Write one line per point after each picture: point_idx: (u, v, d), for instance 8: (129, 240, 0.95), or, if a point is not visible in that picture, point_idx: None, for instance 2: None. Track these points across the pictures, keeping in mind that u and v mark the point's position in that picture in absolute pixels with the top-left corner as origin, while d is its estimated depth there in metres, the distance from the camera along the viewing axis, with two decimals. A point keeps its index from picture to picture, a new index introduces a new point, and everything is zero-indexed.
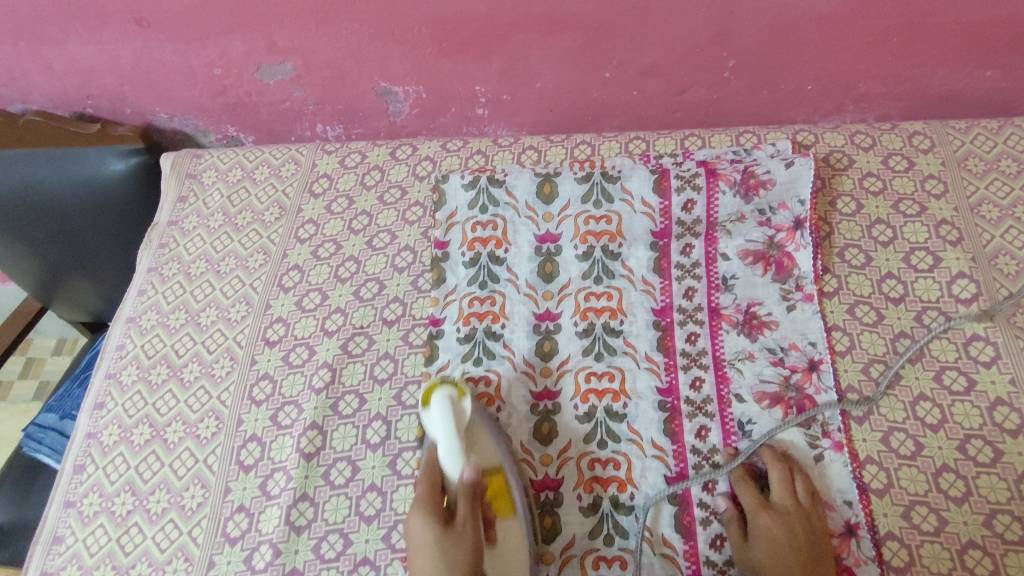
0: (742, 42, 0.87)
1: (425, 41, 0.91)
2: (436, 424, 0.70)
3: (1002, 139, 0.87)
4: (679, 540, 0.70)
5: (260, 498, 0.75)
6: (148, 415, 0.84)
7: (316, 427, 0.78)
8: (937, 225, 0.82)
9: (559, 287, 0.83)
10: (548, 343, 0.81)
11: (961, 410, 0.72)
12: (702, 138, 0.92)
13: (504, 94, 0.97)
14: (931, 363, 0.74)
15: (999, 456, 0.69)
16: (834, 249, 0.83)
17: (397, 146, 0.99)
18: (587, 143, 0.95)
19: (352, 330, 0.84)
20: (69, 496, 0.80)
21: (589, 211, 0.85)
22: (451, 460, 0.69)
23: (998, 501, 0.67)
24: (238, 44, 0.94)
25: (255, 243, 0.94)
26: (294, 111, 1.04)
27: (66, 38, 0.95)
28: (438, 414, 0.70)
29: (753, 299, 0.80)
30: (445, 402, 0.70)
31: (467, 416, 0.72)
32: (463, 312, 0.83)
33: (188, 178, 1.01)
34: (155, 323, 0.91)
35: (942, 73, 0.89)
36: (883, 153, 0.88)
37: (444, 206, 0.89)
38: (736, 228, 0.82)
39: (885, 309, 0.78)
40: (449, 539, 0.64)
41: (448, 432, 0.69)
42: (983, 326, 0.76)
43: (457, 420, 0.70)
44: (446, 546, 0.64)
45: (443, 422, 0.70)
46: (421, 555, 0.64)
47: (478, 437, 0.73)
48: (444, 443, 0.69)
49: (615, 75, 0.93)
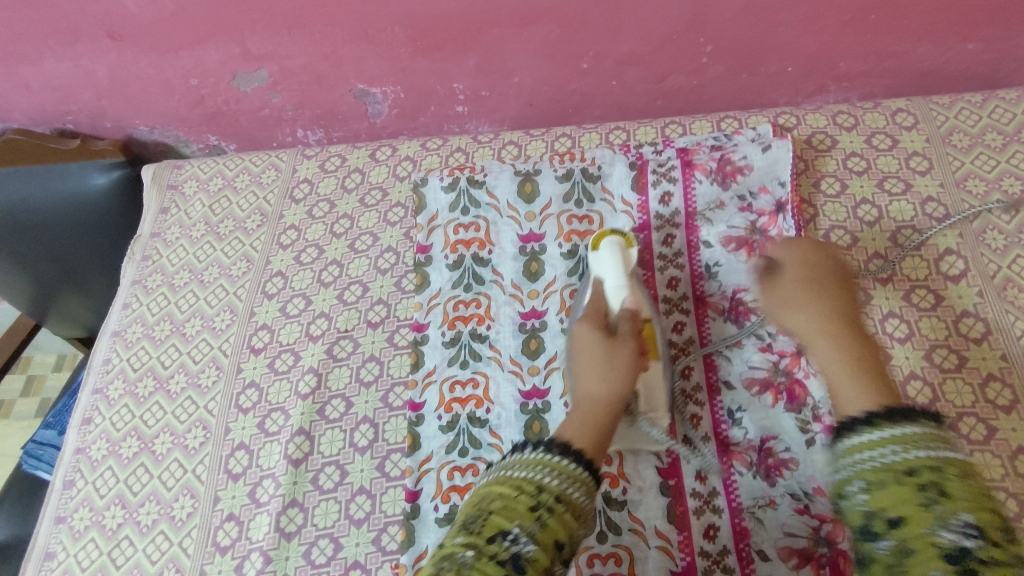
0: (718, 27, 0.86)
1: (399, 41, 0.90)
2: (603, 263, 0.72)
3: (986, 112, 0.86)
4: (674, 532, 0.68)
5: (249, 506, 0.75)
6: (136, 427, 0.83)
7: (303, 432, 0.78)
8: (923, 203, 0.81)
9: (544, 286, 0.82)
10: (535, 340, 0.80)
11: (952, 388, 0.71)
12: (682, 126, 0.91)
13: (482, 91, 0.97)
14: (921, 342, 0.73)
15: (993, 433, 0.68)
16: (819, 232, 0.82)
17: (377, 147, 0.98)
18: (567, 136, 0.94)
19: (337, 334, 0.84)
20: (60, 512, 0.80)
21: (571, 210, 0.85)
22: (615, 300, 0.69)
23: (993, 479, 0.66)
24: (213, 53, 0.93)
25: (238, 251, 0.94)
26: (273, 117, 1.04)
27: (40, 55, 0.95)
28: (606, 258, 0.72)
29: (738, 286, 0.78)
30: (614, 247, 0.72)
31: (632, 261, 0.73)
32: (448, 316, 0.82)
33: (170, 190, 1.01)
34: (140, 336, 0.90)
35: (923, 48, 0.88)
36: (865, 132, 0.87)
37: (424, 209, 0.88)
38: (716, 216, 0.82)
39: (873, 289, 0.77)
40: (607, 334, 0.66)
41: (615, 269, 0.71)
42: (973, 302, 0.74)
43: (625, 264, 0.72)
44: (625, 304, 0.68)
45: (611, 263, 0.71)
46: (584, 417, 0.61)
47: (637, 292, 0.73)
48: (611, 276, 0.71)
49: (592, 66, 0.92)
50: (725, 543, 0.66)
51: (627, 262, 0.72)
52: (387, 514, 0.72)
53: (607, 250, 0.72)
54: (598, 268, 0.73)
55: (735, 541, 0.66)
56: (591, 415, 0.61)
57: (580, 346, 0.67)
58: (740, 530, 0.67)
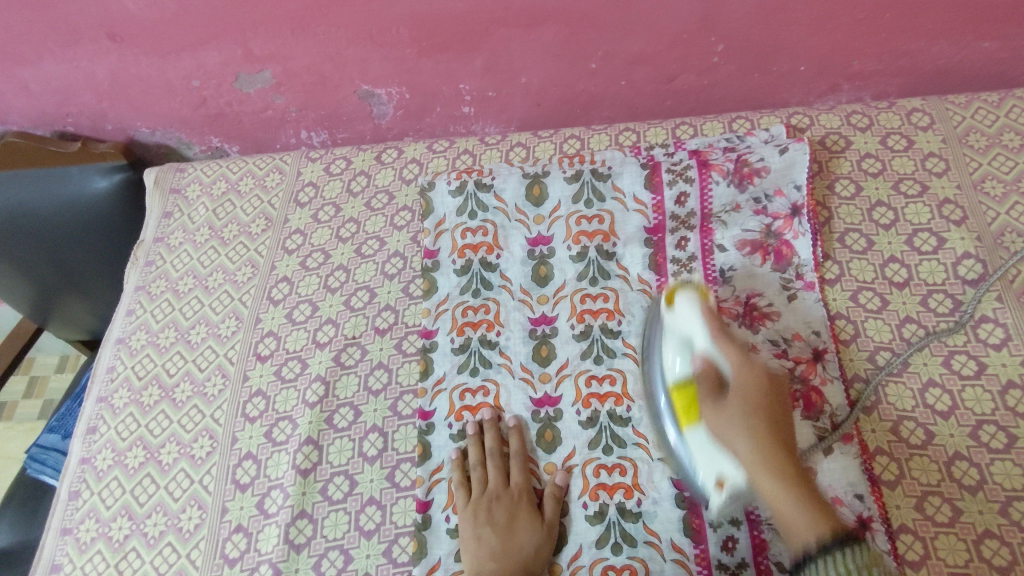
0: (729, 26, 0.84)
1: (404, 41, 0.88)
2: (681, 323, 0.68)
3: (1003, 112, 0.84)
4: (689, 544, 0.66)
5: (257, 518, 0.74)
6: (142, 437, 0.82)
7: (311, 442, 0.77)
8: (940, 205, 0.80)
9: (554, 290, 0.81)
10: (546, 347, 0.78)
11: (972, 395, 0.69)
12: (694, 127, 0.90)
13: (489, 91, 0.95)
14: (939, 348, 0.72)
15: (1014, 442, 0.66)
16: (834, 235, 0.80)
17: (382, 150, 0.97)
18: (576, 137, 0.92)
19: (344, 341, 0.83)
20: (65, 524, 0.79)
21: (580, 211, 0.83)
22: (706, 351, 0.65)
23: (1014, 489, 0.64)
24: (215, 55, 0.92)
25: (243, 256, 0.93)
26: (277, 119, 1.02)
27: (40, 57, 0.93)
28: (687, 313, 0.67)
29: (753, 290, 0.77)
30: (693, 301, 0.67)
31: (711, 312, 0.67)
32: (457, 322, 0.80)
33: (173, 194, 1.00)
34: (145, 343, 0.89)
35: (938, 47, 0.86)
36: (880, 133, 0.86)
37: (432, 213, 0.87)
38: (731, 219, 0.80)
39: (889, 294, 0.76)
40: (750, 406, 0.61)
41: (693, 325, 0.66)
42: (991, 307, 0.73)
43: (700, 314, 0.67)
44: (748, 394, 0.61)
45: (689, 318, 0.67)
46: (778, 497, 0.56)
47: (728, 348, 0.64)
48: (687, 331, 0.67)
49: (601, 66, 0.90)
50: (744, 555, 0.65)
51: (708, 317, 0.66)
52: (398, 525, 0.71)
53: (684, 306, 0.68)
54: (677, 329, 0.68)
55: (754, 553, 0.65)
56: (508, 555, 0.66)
57: (718, 432, 0.61)
58: (759, 543, 0.65)
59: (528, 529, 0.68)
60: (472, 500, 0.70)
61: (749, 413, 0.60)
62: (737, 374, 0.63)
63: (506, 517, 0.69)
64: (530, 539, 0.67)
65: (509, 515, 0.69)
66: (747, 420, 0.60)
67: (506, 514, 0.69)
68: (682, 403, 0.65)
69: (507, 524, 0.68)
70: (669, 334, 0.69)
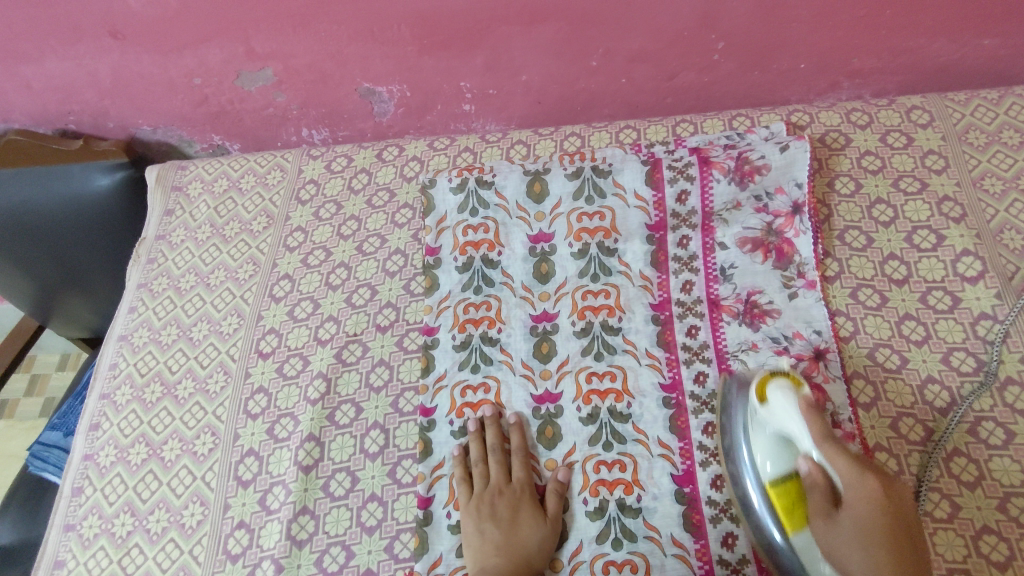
0: (730, 23, 0.84)
1: (405, 39, 0.89)
2: (779, 418, 0.61)
3: (1003, 109, 0.85)
4: (689, 539, 0.67)
5: (260, 514, 0.74)
6: (144, 434, 0.83)
7: (313, 439, 0.77)
8: (939, 202, 0.80)
9: (556, 287, 0.82)
10: (547, 344, 0.79)
11: (971, 392, 0.70)
12: (694, 124, 0.90)
13: (490, 89, 0.95)
14: (938, 345, 0.73)
15: (1013, 438, 0.67)
16: (834, 232, 0.81)
17: (383, 147, 0.97)
18: (577, 135, 0.92)
19: (346, 338, 0.83)
20: (68, 520, 0.79)
21: (581, 208, 0.84)
22: (810, 454, 0.58)
23: (1013, 485, 0.65)
24: (216, 52, 0.92)
25: (244, 253, 0.93)
26: (278, 117, 1.03)
27: (42, 54, 0.94)
28: (782, 404, 0.61)
29: (754, 287, 0.77)
30: (787, 392, 0.62)
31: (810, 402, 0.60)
32: (459, 319, 0.81)
33: (174, 191, 1.00)
34: (147, 341, 0.90)
35: (938, 44, 0.86)
36: (880, 130, 0.86)
37: (433, 211, 0.87)
38: (732, 216, 0.81)
39: (889, 291, 0.76)
40: (866, 533, 0.52)
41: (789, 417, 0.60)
42: (991, 304, 0.73)
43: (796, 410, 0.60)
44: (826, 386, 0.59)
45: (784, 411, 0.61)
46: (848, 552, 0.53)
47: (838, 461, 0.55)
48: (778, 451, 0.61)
49: (602, 64, 0.91)
50: (744, 551, 0.66)
51: (808, 412, 0.59)
52: (399, 521, 0.72)
53: (777, 398, 0.62)
54: (773, 422, 0.62)
55: (754, 549, 0.65)
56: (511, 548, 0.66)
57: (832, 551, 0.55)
58: None
59: (532, 523, 0.68)
60: (475, 495, 0.71)
61: (863, 536, 0.52)
62: (850, 484, 0.54)
63: (509, 513, 0.69)
64: (533, 534, 0.68)
65: (512, 509, 0.69)
66: (862, 541, 0.52)
67: (508, 509, 0.69)
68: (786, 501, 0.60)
69: (510, 519, 0.68)
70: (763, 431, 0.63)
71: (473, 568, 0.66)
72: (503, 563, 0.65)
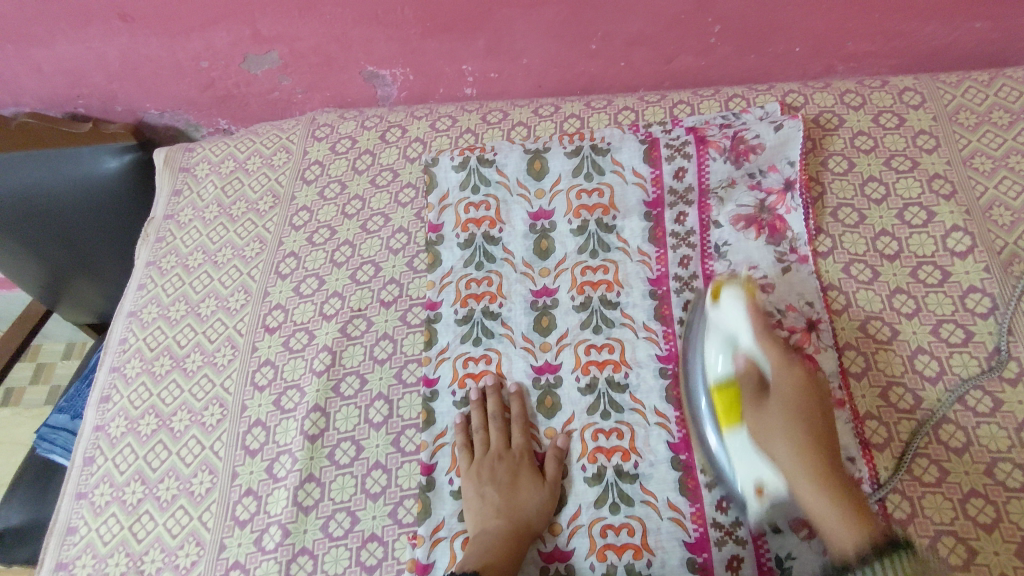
0: (726, 7, 0.86)
1: (409, 22, 0.90)
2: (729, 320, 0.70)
3: (994, 90, 0.86)
4: (685, 504, 0.69)
5: (267, 481, 0.76)
6: (154, 406, 0.85)
7: (319, 409, 0.79)
8: (930, 180, 0.82)
9: (555, 263, 0.83)
10: (546, 317, 0.81)
11: (959, 361, 0.72)
12: (691, 106, 0.92)
13: (491, 72, 0.97)
14: (928, 318, 0.74)
15: (999, 405, 0.69)
16: (827, 209, 0.83)
17: (386, 130, 0.99)
18: (576, 116, 0.94)
19: (350, 313, 0.85)
20: (81, 488, 0.81)
21: (581, 185, 0.86)
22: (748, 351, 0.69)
23: (999, 450, 0.67)
24: (223, 35, 0.94)
25: (251, 233, 0.95)
26: (283, 100, 1.04)
27: (52, 38, 0.95)
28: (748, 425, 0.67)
29: (749, 263, 0.79)
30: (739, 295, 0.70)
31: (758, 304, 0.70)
32: (461, 294, 0.83)
33: (182, 172, 1.02)
34: (156, 316, 0.92)
35: (930, 27, 0.88)
36: (874, 111, 0.88)
37: (436, 188, 0.89)
38: (727, 195, 0.82)
39: (880, 266, 0.78)
40: (795, 412, 0.65)
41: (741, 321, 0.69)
42: (979, 277, 0.75)
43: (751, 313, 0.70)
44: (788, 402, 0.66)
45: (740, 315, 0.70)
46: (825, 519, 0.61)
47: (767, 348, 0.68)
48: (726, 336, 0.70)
49: (601, 47, 0.93)
50: (737, 514, 0.68)
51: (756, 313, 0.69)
52: (403, 488, 0.74)
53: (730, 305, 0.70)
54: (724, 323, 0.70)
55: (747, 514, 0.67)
56: (512, 510, 0.69)
57: (762, 431, 0.66)
58: None
59: (531, 488, 0.70)
60: (476, 461, 0.73)
61: (788, 415, 0.65)
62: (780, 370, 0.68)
63: (510, 477, 0.71)
64: (533, 498, 0.70)
65: (512, 474, 0.71)
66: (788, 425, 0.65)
67: (508, 474, 0.71)
68: (725, 402, 0.68)
69: (511, 484, 0.70)
70: (713, 330, 0.71)
71: (474, 531, 0.69)
72: (503, 525, 0.67)
